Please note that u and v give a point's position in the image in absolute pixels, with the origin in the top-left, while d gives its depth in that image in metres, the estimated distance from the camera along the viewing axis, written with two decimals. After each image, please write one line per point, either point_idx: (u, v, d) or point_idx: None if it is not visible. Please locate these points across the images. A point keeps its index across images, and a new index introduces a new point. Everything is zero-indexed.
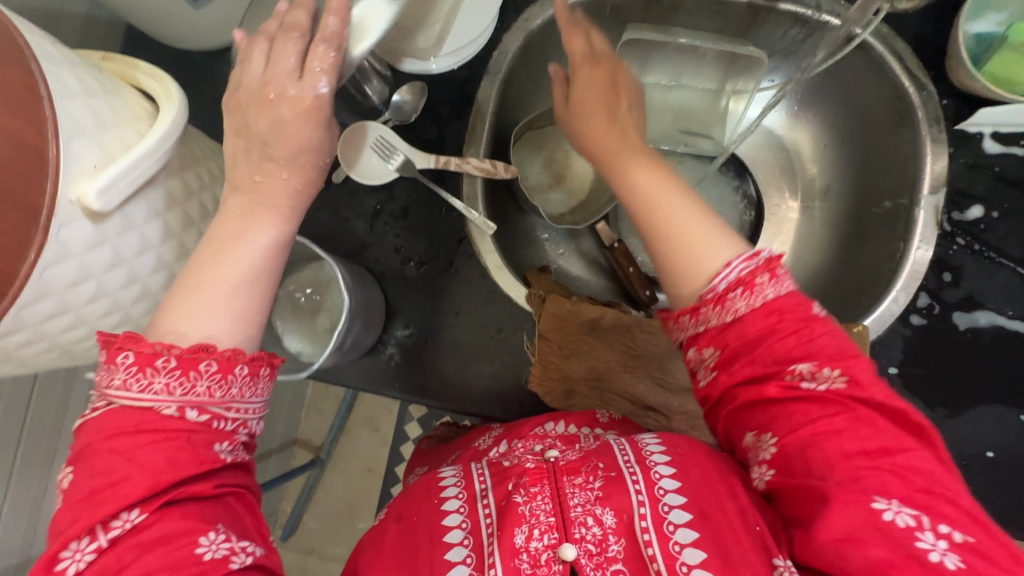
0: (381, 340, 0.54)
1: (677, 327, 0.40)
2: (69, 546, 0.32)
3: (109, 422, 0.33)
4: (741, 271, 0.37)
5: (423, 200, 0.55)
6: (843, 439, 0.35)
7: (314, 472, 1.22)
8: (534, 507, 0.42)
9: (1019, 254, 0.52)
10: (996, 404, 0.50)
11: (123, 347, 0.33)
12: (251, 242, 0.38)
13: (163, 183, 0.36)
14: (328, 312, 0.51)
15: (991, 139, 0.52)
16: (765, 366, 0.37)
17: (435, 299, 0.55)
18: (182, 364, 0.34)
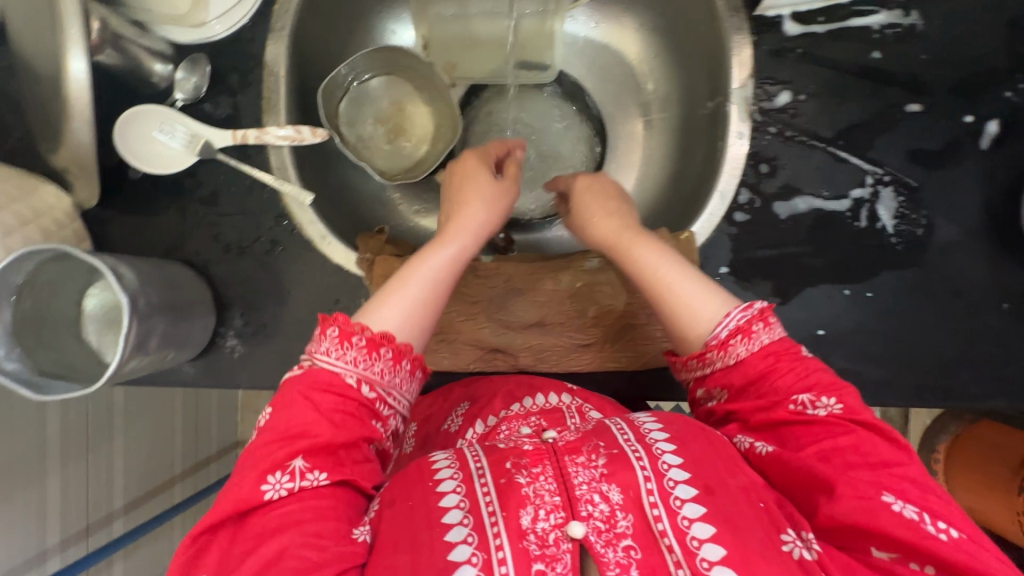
0: (220, 333, 0.67)
1: (687, 368, 0.60)
2: (273, 476, 0.50)
3: (318, 378, 0.53)
4: (740, 321, 0.57)
5: (231, 181, 0.68)
6: (851, 454, 0.51)
7: None
8: (538, 487, 0.50)
9: (818, 131, 0.70)
10: (826, 283, 0.70)
11: (337, 323, 0.55)
12: (416, 292, 0.59)
13: None
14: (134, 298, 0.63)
15: (790, 20, 0.71)
16: (777, 394, 0.55)
17: (263, 272, 0.68)
18: (372, 343, 0.55)
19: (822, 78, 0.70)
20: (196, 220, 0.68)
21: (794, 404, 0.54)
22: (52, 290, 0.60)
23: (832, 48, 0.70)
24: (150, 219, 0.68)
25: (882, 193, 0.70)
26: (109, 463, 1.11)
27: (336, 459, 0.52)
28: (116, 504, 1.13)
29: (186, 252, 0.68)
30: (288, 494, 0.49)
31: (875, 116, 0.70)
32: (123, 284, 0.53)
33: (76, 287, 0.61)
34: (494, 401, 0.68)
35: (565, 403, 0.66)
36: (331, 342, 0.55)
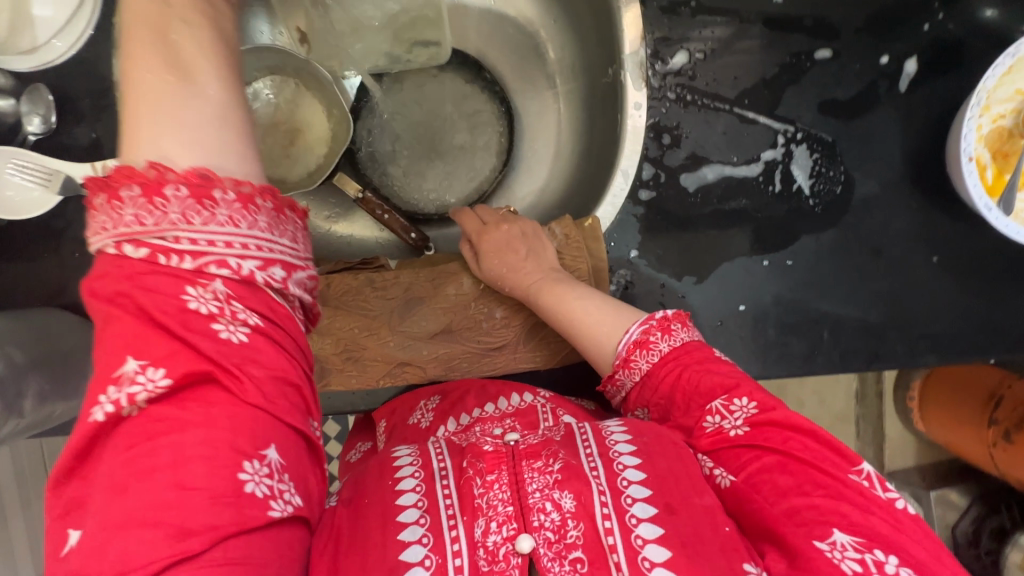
0: None
1: (616, 386, 0.55)
2: (104, 394, 0.33)
3: (127, 261, 0.34)
4: (638, 335, 0.54)
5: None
6: (775, 477, 0.46)
7: None
8: (491, 497, 0.45)
9: (733, 95, 0.60)
10: None
11: (133, 177, 0.33)
12: (214, 141, 0.36)
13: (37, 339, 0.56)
14: None
15: None
16: (699, 398, 0.51)
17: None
18: (145, 189, 0.33)
19: None
20: (78, 263, 0.64)
21: (709, 416, 0.50)
22: (69, 336, 0.59)
23: None
24: (29, 265, 0.63)
25: (796, 155, 0.60)
26: None
27: (179, 352, 0.33)
28: None
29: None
30: (121, 413, 0.33)
31: (868, 119, 0.60)
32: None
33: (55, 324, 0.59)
34: (466, 398, 0.59)
35: (541, 402, 0.57)
36: (117, 199, 0.34)
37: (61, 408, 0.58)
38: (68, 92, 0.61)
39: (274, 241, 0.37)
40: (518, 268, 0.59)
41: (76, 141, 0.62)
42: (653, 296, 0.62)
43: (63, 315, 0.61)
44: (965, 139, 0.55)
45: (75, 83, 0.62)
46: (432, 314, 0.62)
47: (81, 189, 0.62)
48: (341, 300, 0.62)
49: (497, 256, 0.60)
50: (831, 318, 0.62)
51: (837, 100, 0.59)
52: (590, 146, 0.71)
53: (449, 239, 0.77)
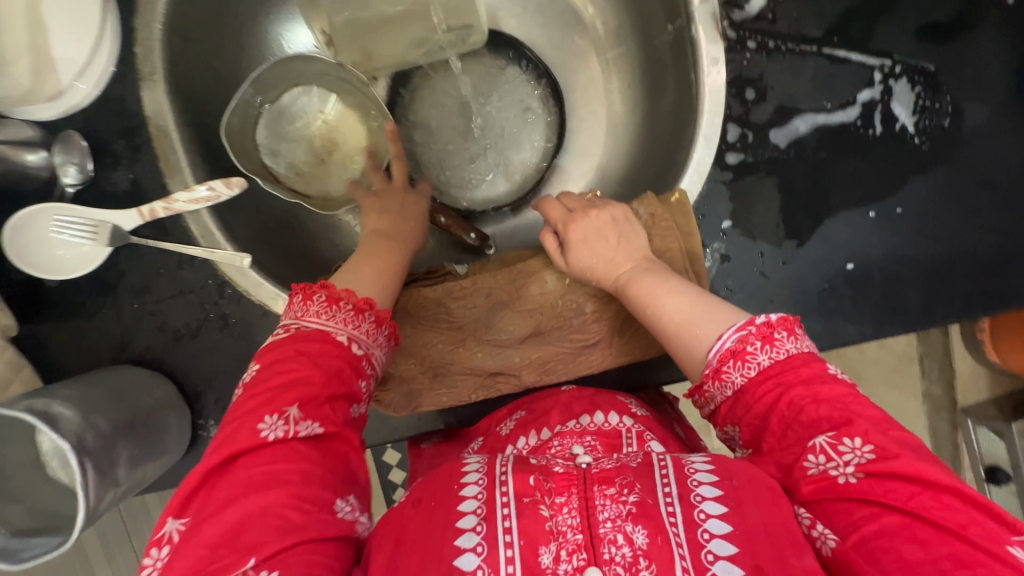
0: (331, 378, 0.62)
1: (706, 397, 0.48)
2: (269, 418, 0.43)
3: (302, 336, 0.47)
4: (733, 342, 0.46)
5: (157, 265, 0.59)
6: (899, 546, 0.38)
7: None
8: (559, 521, 0.41)
9: (820, 34, 0.54)
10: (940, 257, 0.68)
11: (330, 291, 0.49)
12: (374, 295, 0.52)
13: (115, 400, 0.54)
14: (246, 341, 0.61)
15: None
16: (799, 430, 0.43)
17: (226, 351, 0.61)
18: (356, 307, 0.49)
19: None
20: (137, 314, 0.60)
21: (812, 457, 0.42)
22: (144, 393, 0.56)
23: None
24: (87, 323, 0.60)
25: (896, 90, 0.55)
26: None
27: (331, 414, 0.45)
28: None
29: (215, 311, 0.60)
30: (283, 440, 0.43)
31: (971, 39, 0.54)
32: (73, 420, 0.47)
33: (130, 381, 0.57)
34: (551, 413, 0.56)
35: (626, 426, 0.53)
36: (316, 302, 0.48)
37: (150, 469, 0.55)
38: (98, 134, 0.57)
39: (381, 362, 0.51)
40: (606, 260, 0.54)
41: (113, 186, 0.58)
42: (755, 266, 0.57)
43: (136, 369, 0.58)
44: None
45: (103, 124, 0.57)
46: (519, 319, 0.58)
47: (128, 236, 0.58)
48: (421, 315, 0.58)
49: (581, 246, 0.55)
50: (946, 268, 0.57)
51: (936, 22, 0.54)
52: (652, 114, 0.66)
53: (508, 234, 0.73)
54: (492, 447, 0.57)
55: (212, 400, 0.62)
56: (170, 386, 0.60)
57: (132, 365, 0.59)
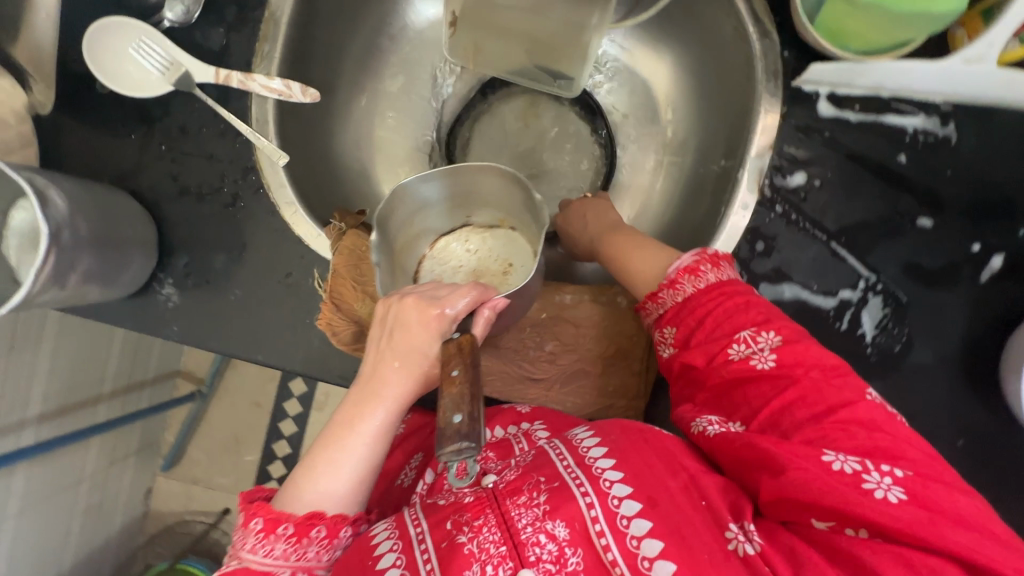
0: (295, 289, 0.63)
1: (649, 312, 0.55)
2: None
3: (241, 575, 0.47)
4: (688, 262, 0.53)
5: (204, 123, 0.63)
6: (793, 408, 0.46)
7: (196, 407, 1.52)
8: (481, 542, 0.47)
9: (833, 229, 0.62)
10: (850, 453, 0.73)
11: (278, 523, 0.47)
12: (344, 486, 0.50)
13: (103, 214, 0.55)
14: (242, 225, 0.63)
15: (825, 101, 0.62)
16: (718, 335, 0.50)
17: (219, 226, 0.63)
18: (297, 531, 0.48)
19: (853, 174, 0.62)
20: (159, 155, 0.62)
21: (735, 345, 0.49)
22: (126, 221, 0.58)
23: (872, 147, 0.62)
24: (110, 140, 0.62)
25: (870, 302, 0.63)
26: (30, 372, 1.03)
27: None
28: (31, 412, 1.07)
29: (231, 188, 0.63)
30: None
31: (942, 294, 0.62)
32: (60, 215, 0.49)
33: (123, 207, 0.59)
34: None
35: (515, 432, 0.58)
36: (253, 535, 0.47)
37: (95, 292, 0.56)
38: None
39: None
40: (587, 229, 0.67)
41: (207, 42, 0.62)
42: None
43: (129, 201, 0.60)
44: None
45: None
46: None
47: (194, 86, 0.62)
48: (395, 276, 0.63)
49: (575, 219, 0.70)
50: None
51: (924, 267, 0.62)
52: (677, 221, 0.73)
53: None
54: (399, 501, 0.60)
55: (183, 261, 0.63)
56: (152, 230, 0.62)
57: (128, 195, 0.61)
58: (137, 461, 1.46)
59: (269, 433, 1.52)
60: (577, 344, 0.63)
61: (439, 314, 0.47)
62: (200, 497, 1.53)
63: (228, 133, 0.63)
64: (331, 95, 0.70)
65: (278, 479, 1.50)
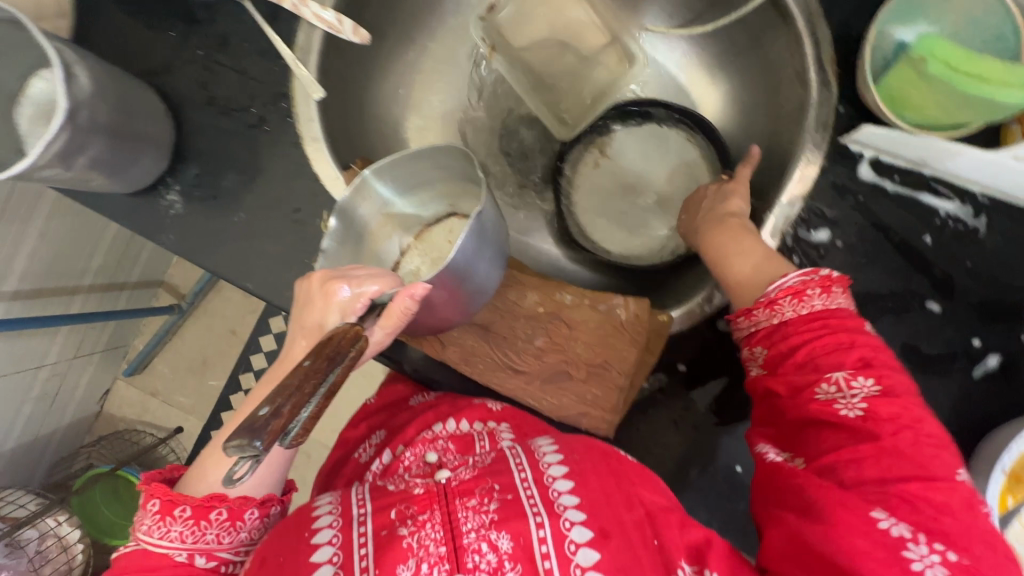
0: (297, 224, 0.62)
1: (738, 326, 0.53)
2: None
3: (138, 560, 0.49)
4: (794, 282, 0.50)
5: (247, 37, 0.61)
6: (862, 462, 0.45)
7: (173, 319, 1.50)
8: (421, 537, 0.50)
9: (843, 291, 0.62)
10: None
11: (177, 503, 0.49)
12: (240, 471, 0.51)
13: (122, 103, 0.53)
14: (260, 149, 0.62)
15: (867, 164, 0.61)
16: (806, 369, 0.49)
17: (238, 145, 0.62)
18: (194, 513, 0.49)
19: (875, 241, 0.62)
20: (194, 59, 0.61)
21: (824, 385, 0.48)
22: (144, 116, 0.56)
23: (900, 220, 0.61)
24: (148, 32, 0.60)
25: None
26: (14, 245, 1.02)
27: None
28: (5, 286, 1.05)
29: (258, 109, 0.61)
30: None
31: (933, 380, 0.62)
32: (81, 93, 0.48)
33: (145, 102, 0.57)
34: (407, 427, 0.64)
35: (478, 429, 0.62)
36: (151, 517, 0.49)
37: (99, 182, 0.55)
38: None
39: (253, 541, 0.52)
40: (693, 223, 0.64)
41: None
42: (670, 413, 0.63)
43: (152, 97, 0.58)
44: (1010, 453, 0.57)
45: None
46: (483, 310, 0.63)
47: None
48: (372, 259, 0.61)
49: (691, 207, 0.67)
50: None
51: (920, 349, 0.62)
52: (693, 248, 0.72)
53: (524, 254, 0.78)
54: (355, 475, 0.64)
55: (193, 171, 0.62)
56: (169, 132, 0.60)
57: (153, 90, 0.59)
58: (101, 360, 1.44)
59: (238, 363, 1.51)
60: (568, 345, 0.63)
61: (341, 293, 0.44)
62: (155, 410, 1.52)
63: (267, 54, 0.61)
64: (378, 42, 0.69)
65: (236, 410, 1.49)
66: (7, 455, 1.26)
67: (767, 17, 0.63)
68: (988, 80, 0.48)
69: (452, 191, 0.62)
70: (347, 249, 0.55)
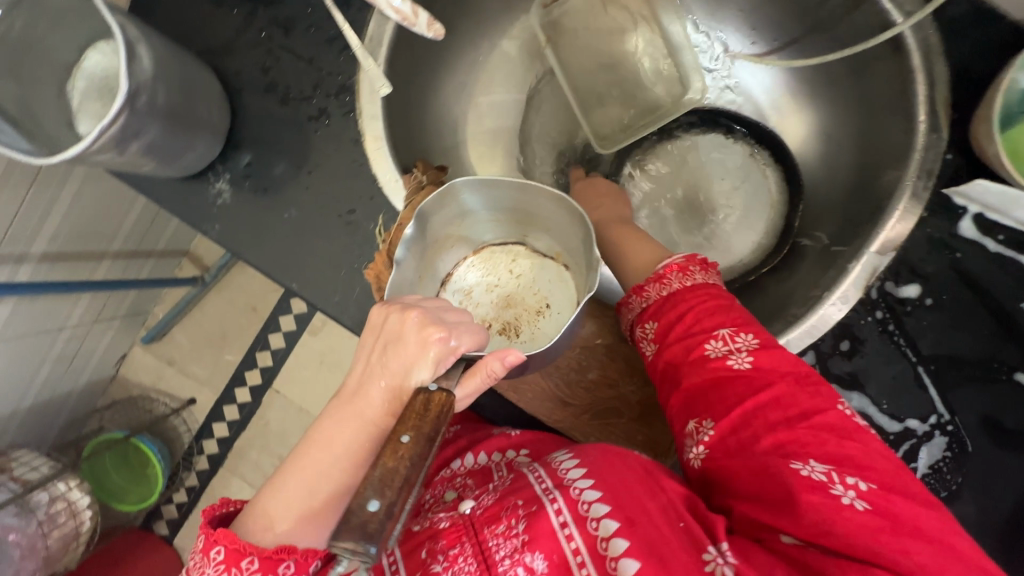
0: (349, 226, 0.58)
1: (632, 306, 0.53)
2: None
3: None
4: (679, 261, 0.53)
5: (315, 22, 0.57)
6: (768, 412, 0.44)
7: (194, 292, 1.48)
8: (456, 573, 0.46)
9: (925, 353, 0.58)
10: None
11: (245, 555, 0.40)
12: (302, 510, 0.42)
13: (182, 87, 0.50)
14: (317, 142, 0.58)
15: (970, 220, 0.56)
16: (693, 330, 0.48)
17: (295, 137, 0.58)
18: (263, 568, 0.40)
19: (964, 301, 0.57)
20: (257, 41, 0.57)
21: (713, 342, 0.47)
22: (202, 101, 0.53)
23: (997, 281, 0.57)
24: (211, 8, 0.57)
25: (933, 440, 0.58)
26: (47, 207, 0.99)
27: None
28: (34, 249, 1.03)
29: (320, 101, 0.57)
30: None
31: (1011, 456, 0.58)
32: (143, 75, 0.44)
33: (205, 85, 0.53)
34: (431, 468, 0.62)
35: (500, 460, 0.58)
36: (213, 568, 0.40)
37: (150, 167, 0.51)
38: None
39: None
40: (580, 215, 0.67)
41: None
42: None
43: (211, 80, 0.54)
44: None
45: None
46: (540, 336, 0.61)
47: None
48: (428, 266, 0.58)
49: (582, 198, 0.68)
50: None
51: (1000, 423, 0.58)
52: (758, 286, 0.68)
53: None
54: None
55: (245, 159, 0.58)
56: (225, 118, 0.56)
57: (211, 71, 0.55)
58: (120, 325, 1.42)
59: (256, 341, 1.49)
60: (620, 383, 0.59)
61: (437, 341, 0.40)
62: (170, 379, 1.51)
63: (335, 42, 0.57)
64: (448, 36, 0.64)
65: (251, 388, 1.48)
66: (22, 414, 1.25)
67: (876, 48, 0.57)
68: None
69: (525, 221, 0.60)
70: (412, 259, 0.53)
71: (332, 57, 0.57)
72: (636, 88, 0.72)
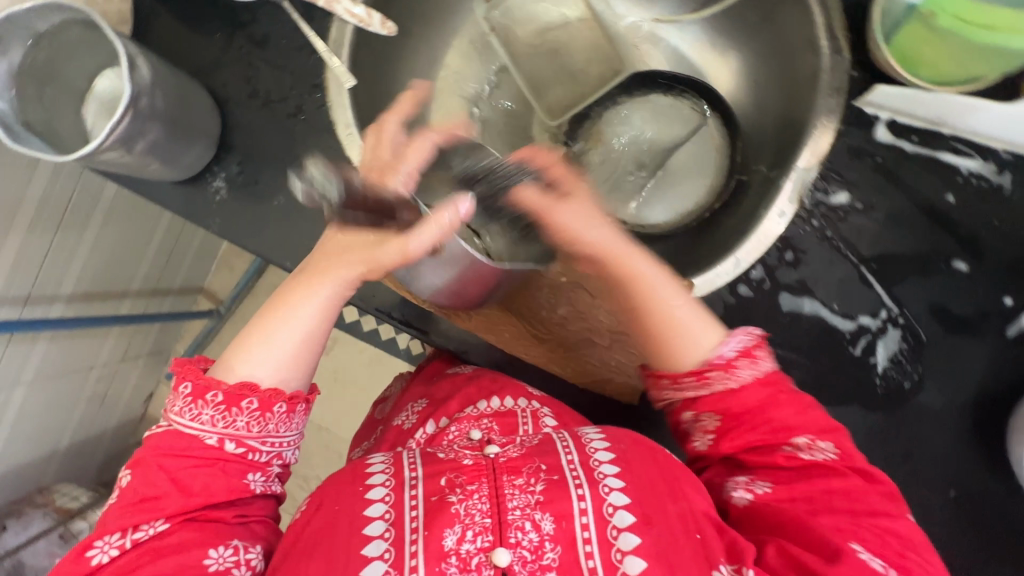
0: None
1: (676, 386, 0.55)
2: (108, 536, 0.49)
3: (163, 441, 0.51)
4: (740, 344, 0.54)
5: (285, 35, 0.66)
6: (834, 497, 0.51)
7: (211, 324, 1.57)
8: (469, 506, 0.51)
9: (866, 254, 0.62)
10: None
11: (211, 389, 0.50)
12: (270, 357, 0.53)
13: (177, 96, 0.59)
14: (298, 136, 0.66)
15: (885, 128, 0.62)
16: (778, 432, 0.53)
17: (278, 134, 0.66)
18: (227, 399, 0.50)
19: (894, 201, 0.62)
20: (237, 57, 0.66)
21: (793, 443, 0.53)
22: (196, 108, 0.61)
23: (923, 178, 0.62)
24: (197, 35, 0.66)
25: (888, 333, 0.62)
26: (71, 250, 1.10)
27: (187, 515, 0.50)
28: (62, 291, 1.13)
29: (296, 100, 0.66)
30: (123, 548, 0.49)
31: (966, 340, 0.62)
32: (143, 83, 0.53)
33: (198, 96, 0.62)
34: (452, 402, 0.67)
35: (521, 407, 0.63)
36: (185, 398, 0.51)
37: (155, 168, 0.60)
38: None
39: (285, 441, 0.54)
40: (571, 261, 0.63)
41: None
42: None
43: (202, 92, 0.63)
44: None
45: None
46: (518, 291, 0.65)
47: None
48: None
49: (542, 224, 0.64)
50: None
51: (950, 310, 0.62)
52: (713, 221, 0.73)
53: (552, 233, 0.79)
54: (392, 440, 0.68)
55: (237, 159, 0.67)
56: (217, 124, 0.65)
57: (202, 86, 0.64)
58: (146, 364, 1.51)
59: None
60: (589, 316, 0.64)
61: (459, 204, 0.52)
62: None
63: (304, 49, 0.66)
64: (404, 37, 0.73)
65: None
66: (61, 453, 1.33)
67: None
68: (998, 27, 0.49)
69: None
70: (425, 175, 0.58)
71: (303, 61, 0.66)
72: (580, 64, 0.80)
